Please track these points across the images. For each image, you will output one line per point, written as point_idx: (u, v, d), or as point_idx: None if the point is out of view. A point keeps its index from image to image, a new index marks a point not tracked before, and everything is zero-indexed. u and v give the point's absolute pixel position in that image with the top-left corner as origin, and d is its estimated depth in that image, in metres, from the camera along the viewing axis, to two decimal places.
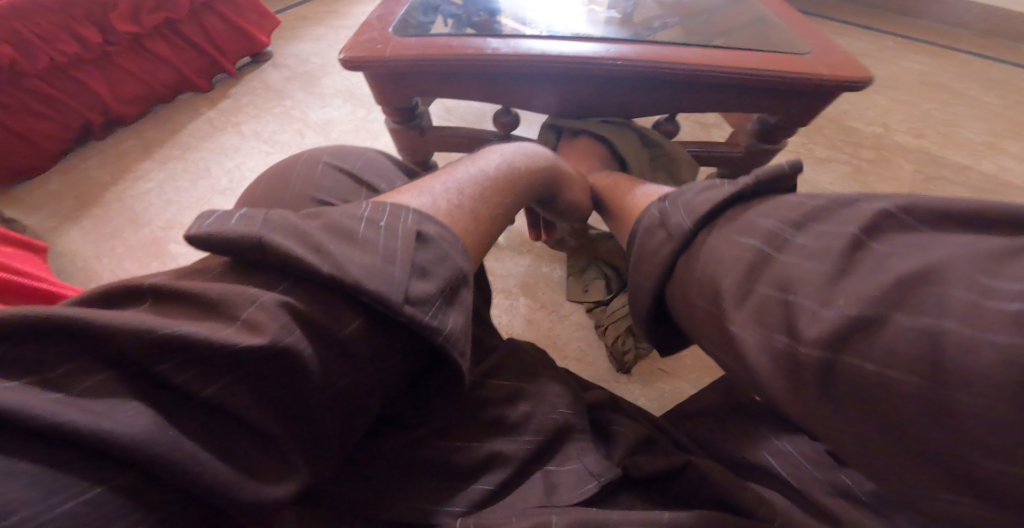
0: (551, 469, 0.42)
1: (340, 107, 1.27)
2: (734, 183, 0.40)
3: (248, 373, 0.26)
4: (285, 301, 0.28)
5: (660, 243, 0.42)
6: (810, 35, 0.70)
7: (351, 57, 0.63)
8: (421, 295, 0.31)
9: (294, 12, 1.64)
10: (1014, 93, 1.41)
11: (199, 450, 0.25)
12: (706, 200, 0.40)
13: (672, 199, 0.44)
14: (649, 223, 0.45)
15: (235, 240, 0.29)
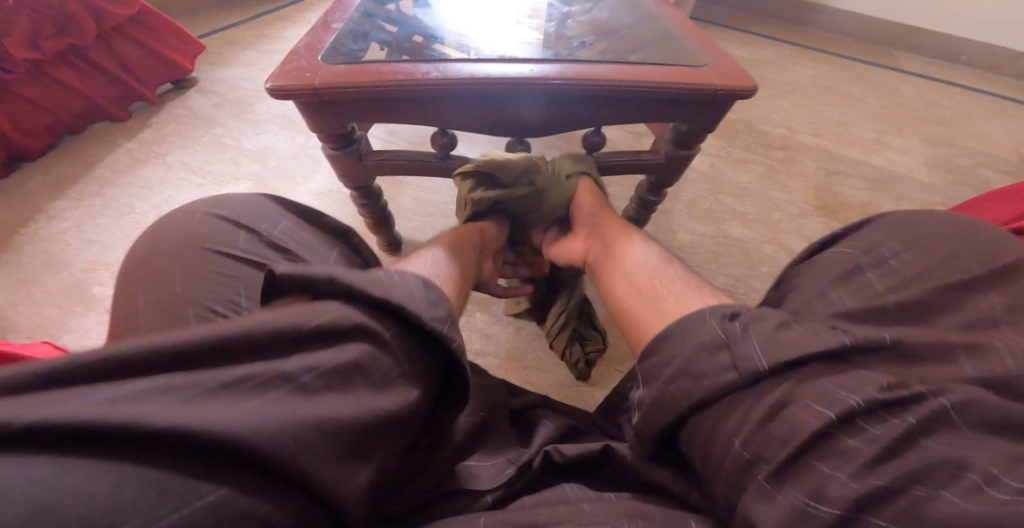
0: (469, 463, 0.45)
1: (276, 133, 1.23)
2: (829, 336, 0.37)
3: (316, 372, 0.34)
4: (341, 316, 0.37)
5: (714, 368, 0.38)
6: (707, 48, 0.74)
7: (279, 85, 0.60)
8: (436, 318, 0.40)
9: (221, 37, 1.58)
10: (894, 94, 1.60)
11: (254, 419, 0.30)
12: (793, 346, 0.36)
13: (742, 321, 0.40)
14: (701, 337, 0.40)
15: (298, 279, 0.38)
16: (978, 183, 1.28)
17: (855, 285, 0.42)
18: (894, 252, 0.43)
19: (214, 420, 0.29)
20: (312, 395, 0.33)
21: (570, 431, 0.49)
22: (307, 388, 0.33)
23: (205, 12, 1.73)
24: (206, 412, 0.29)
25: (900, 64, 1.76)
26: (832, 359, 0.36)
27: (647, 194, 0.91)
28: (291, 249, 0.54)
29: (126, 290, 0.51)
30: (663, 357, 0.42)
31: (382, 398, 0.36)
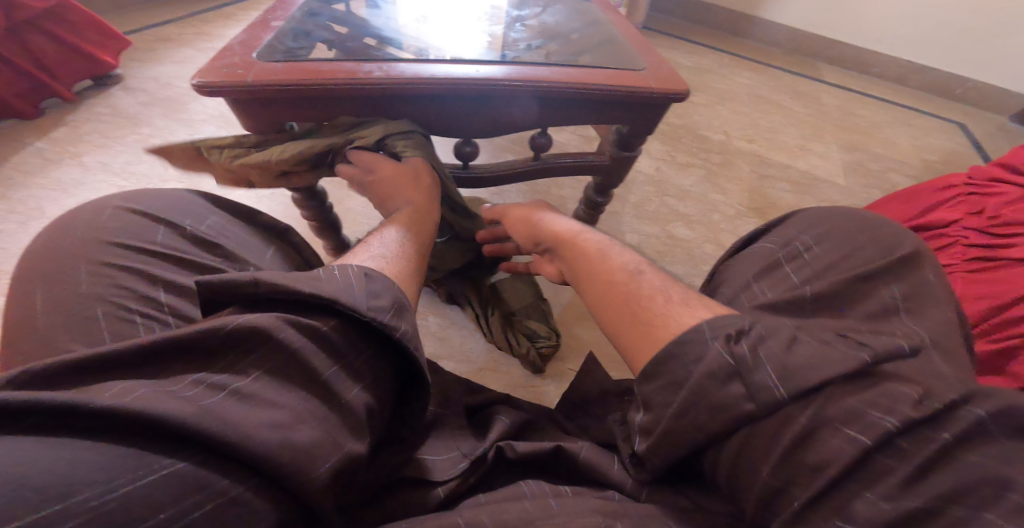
0: (421, 455, 0.44)
1: (212, 135, 1.16)
2: (846, 354, 0.34)
3: (276, 363, 0.33)
4: (287, 317, 0.35)
5: (729, 399, 0.35)
6: (645, 53, 0.77)
7: (207, 81, 0.56)
8: (378, 307, 0.38)
9: (153, 32, 1.48)
10: (817, 103, 1.73)
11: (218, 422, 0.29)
12: (811, 368, 0.33)
13: (750, 341, 0.36)
14: (708, 365, 0.36)
15: (231, 285, 0.36)
16: (889, 186, 1.40)
17: (775, 278, 0.48)
18: (806, 246, 0.49)
19: (188, 411, 0.29)
20: (280, 386, 0.33)
21: (526, 426, 0.49)
22: (271, 381, 0.33)
23: (133, 5, 1.62)
24: (180, 405, 0.29)
25: (822, 75, 1.90)
26: (848, 379, 0.33)
27: (594, 196, 0.93)
28: (222, 246, 0.51)
29: (24, 287, 0.46)
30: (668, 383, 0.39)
31: (346, 387, 0.35)
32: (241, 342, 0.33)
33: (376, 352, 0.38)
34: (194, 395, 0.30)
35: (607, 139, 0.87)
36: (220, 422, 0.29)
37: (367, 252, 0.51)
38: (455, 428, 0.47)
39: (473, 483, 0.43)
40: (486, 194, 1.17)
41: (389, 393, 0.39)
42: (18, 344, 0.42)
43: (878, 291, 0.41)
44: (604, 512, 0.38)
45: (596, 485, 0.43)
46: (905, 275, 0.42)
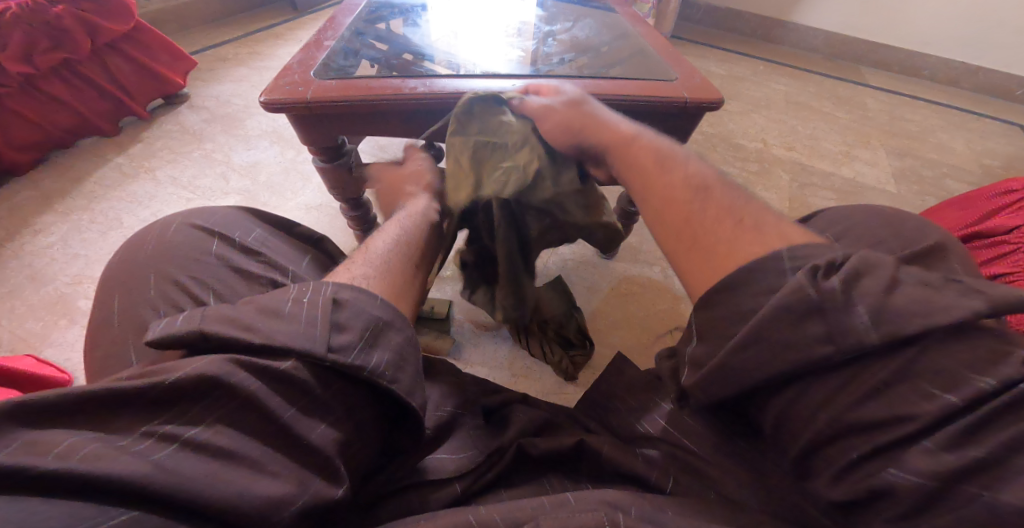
0: (437, 454, 0.46)
1: (266, 149, 1.24)
2: (951, 297, 0.28)
3: (236, 411, 0.30)
4: (236, 359, 0.31)
5: (808, 340, 0.29)
6: (677, 64, 0.78)
7: (272, 99, 0.62)
8: (341, 345, 0.35)
9: (214, 55, 1.60)
10: (861, 108, 1.68)
11: (188, 473, 0.27)
12: (914, 313, 0.28)
13: (842, 275, 0.30)
14: (783, 292, 0.31)
15: (183, 334, 0.33)
16: (940, 193, 1.35)
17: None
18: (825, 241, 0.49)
19: (138, 470, 0.26)
20: (243, 434, 0.30)
21: (546, 424, 0.49)
22: (236, 430, 0.30)
23: (195, 30, 1.75)
24: (128, 465, 0.26)
25: (866, 79, 1.85)
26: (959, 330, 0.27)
27: (628, 205, 0.94)
28: (265, 254, 0.53)
29: (104, 298, 0.49)
30: (732, 313, 0.33)
31: (310, 427, 0.33)
32: (193, 391, 0.30)
33: (351, 386, 0.35)
34: (146, 451, 0.27)
35: None
36: (176, 479, 0.27)
37: (367, 254, 0.49)
38: (470, 430, 0.50)
39: (490, 477, 0.44)
40: None
41: (365, 425, 0.36)
42: (95, 347, 0.46)
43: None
44: (612, 502, 0.38)
45: (617, 478, 0.44)
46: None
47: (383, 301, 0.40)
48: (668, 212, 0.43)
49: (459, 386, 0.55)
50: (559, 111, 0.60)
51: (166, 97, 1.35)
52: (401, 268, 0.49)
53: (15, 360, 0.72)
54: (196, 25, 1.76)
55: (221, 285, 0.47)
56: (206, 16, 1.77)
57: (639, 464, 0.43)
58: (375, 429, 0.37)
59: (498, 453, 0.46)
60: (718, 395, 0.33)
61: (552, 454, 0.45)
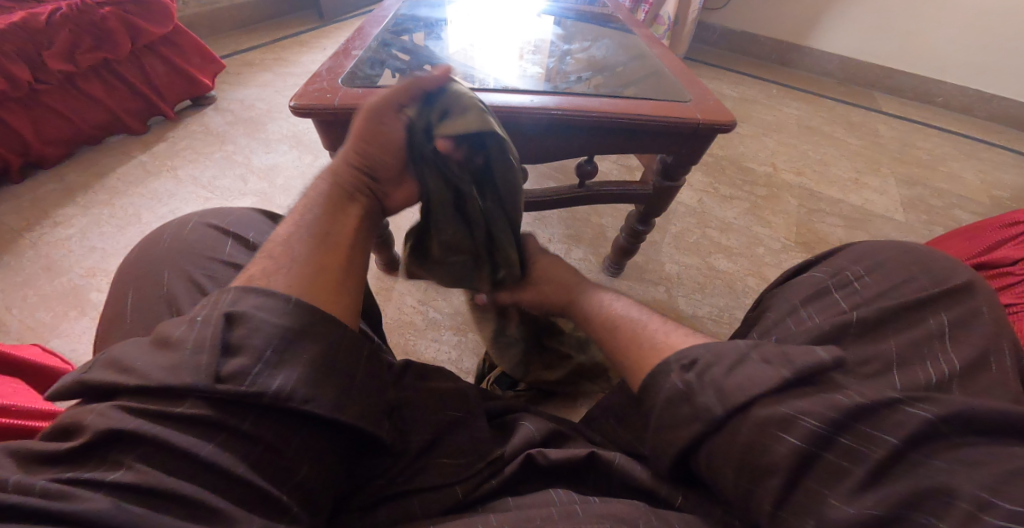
0: (439, 459, 0.46)
1: (285, 153, 1.26)
2: (820, 361, 0.35)
3: (151, 450, 0.31)
4: (132, 406, 0.32)
5: (682, 418, 0.37)
6: (692, 85, 0.80)
7: (301, 104, 0.63)
8: (235, 370, 0.34)
9: (240, 58, 1.63)
10: (873, 135, 1.69)
11: (128, 518, 0.29)
12: (788, 379, 0.34)
13: (736, 353, 0.37)
14: (667, 392, 0.39)
15: (84, 387, 0.35)
16: (951, 223, 1.35)
17: (823, 303, 0.48)
18: (856, 275, 0.49)
19: (68, 512, 0.28)
20: (162, 471, 0.31)
21: (553, 435, 0.49)
22: (154, 471, 0.31)
23: (223, 35, 1.79)
24: (58, 510, 0.28)
25: (878, 106, 1.86)
26: (826, 386, 0.34)
27: (636, 224, 0.95)
28: None
29: (117, 293, 0.49)
30: (655, 407, 0.40)
31: (232, 460, 0.33)
32: (105, 439, 0.31)
33: (269, 412, 0.35)
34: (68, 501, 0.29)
35: (651, 168, 0.89)
36: (107, 521, 0.28)
37: (279, 246, 0.44)
38: (475, 431, 0.49)
39: (496, 484, 0.44)
40: (530, 219, 1.22)
41: (304, 446, 0.36)
42: (111, 335, 0.47)
43: (924, 321, 0.42)
44: (620, 517, 0.38)
45: (627, 492, 0.44)
46: (955, 303, 0.42)
47: (296, 304, 0.39)
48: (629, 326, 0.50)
49: (462, 386, 0.53)
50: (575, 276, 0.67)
51: (194, 99, 1.38)
52: (322, 252, 0.45)
53: (22, 348, 0.73)
54: (225, 29, 1.81)
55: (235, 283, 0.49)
56: (235, 19, 1.82)
57: (649, 479, 0.44)
58: (319, 449, 0.37)
59: (502, 461, 0.46)
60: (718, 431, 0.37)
61: (563, 465, 0.45)
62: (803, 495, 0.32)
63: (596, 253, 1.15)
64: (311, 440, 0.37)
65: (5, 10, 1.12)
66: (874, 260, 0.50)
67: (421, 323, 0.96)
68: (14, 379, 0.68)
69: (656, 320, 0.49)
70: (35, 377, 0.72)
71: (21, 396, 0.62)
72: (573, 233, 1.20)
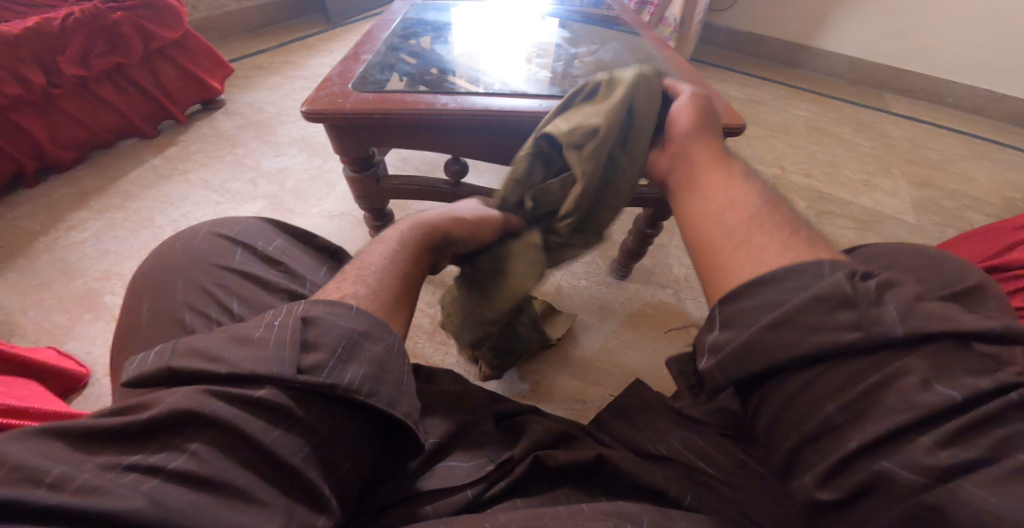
0: (448, 463, 0.46)
1: (294, 156, 1.27)
2: (967, 318, 0.30)
3: (217, 436, 0.32)
4: (209, 389, 0.33)
5: (834, 324, 0.31)
6: (700, 88, 0.79)
7: (312, 109, 0.64)
8: (314, 364, 0.36)
9: (249, 63, 1.65)
10: (883, 137, 1.68)
11: (182, 507, 0.29)
12: (935, 319, 0.30)
13: (875, 282, 0.32)
14: (818, 287, 0.32)
15: (154, 374, 0.35)
16: (963, 225, 1.33)
17: None
18: None
19: (126, 501, 0.28)
20: (228, 458, 0.31)
21: (560, 436, 0.49)
22: (217, 458, 0.31)
23: (232, 40, 1.81)
24: (118, 497, 0.28)
25: (888, 107, 1.85)
26: (961, 348, 0.30)
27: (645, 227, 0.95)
28: (284, 263, 0.54)
29: (132, 303, 0.50)
30: (763, 303, 0.34)
31: (290, 451, 0.33)
32: (175, 421, 0.31)
33: (333, 405, 0.36)
34: (128, 481, 0.29)
35: None
36: (165, 509, 0.28)
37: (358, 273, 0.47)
38: (482, 436, 0.49)
39: (508, 484, 0.44)
40: None
41: (354, 449, 0.37)
42: (126, 344, 0.47)
43: None
44: (624, 516, 0.38)
45: (634, 492, 0.44)
46: (969, 302, 0.41)
47: (359, 311, 0.41)
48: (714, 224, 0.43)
49: (471, 392, 0.54)
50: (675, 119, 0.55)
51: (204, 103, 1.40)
52: (393, 283, 0.48)
53: (38, 351, 0.74)
54: (235, 34, 1.83)
55: (244, 292, 0.49)
56: (244, 24, 1.84)
57: (656, 479, 0.44)
58: (364, 448, 0.38)
59: (510, 463, 0.45)
60: None
61: (568, 468, 0.45)
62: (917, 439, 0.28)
63: (605, 255, 1.15)
64: (361, 444, 0.38)
65: (20, 16, 1.14)
66: (882, 263, 0.49)
67: (429, 325, 0.96)
68: (33, 381, 0.69)
69: (784, 220, 0.41)
70: (51, 379, 0.73)
71: (39, 397, 0.63)
72: None
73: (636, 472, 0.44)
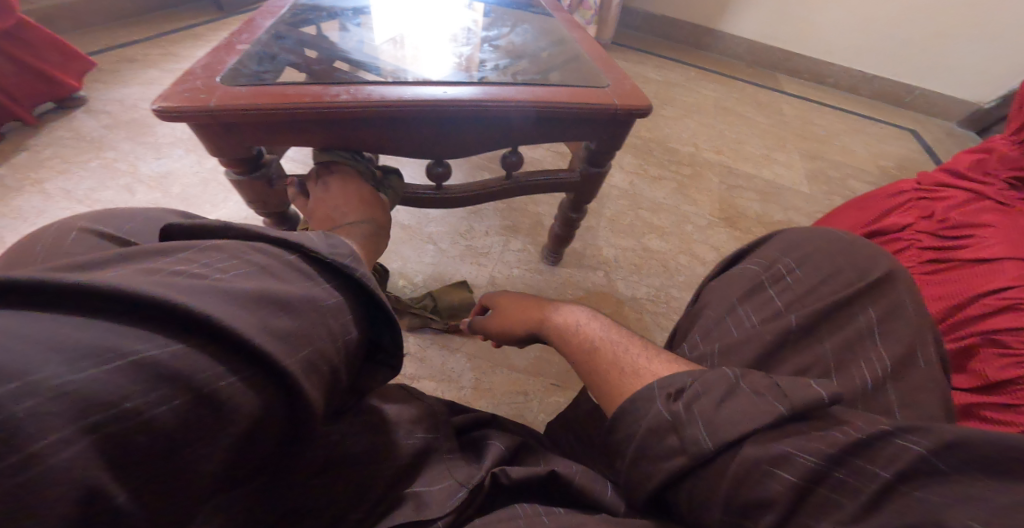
0: (416, 487, 0.42)
1: (180, 158, 1.14)
2: (766, 405, 0.35)
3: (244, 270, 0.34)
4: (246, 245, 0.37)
5: (665, 452, 0.37)
6: (611, 69, 0.79)
7: (167, 107, 0.56)
8: (342, 254, 0.40)
9: (116, 54, 1.46)
10: (778, 113, 1.79)
11: (211, 307, 0.30)
12: (736, 422, 0.35)
13: (685, 399, 0.37)
14: (649, 421, 0.38)
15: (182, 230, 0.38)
16: (849, 192, 1.46)
17: (759, 300, 0.49)
18: (788, 268, 0.50)
19: (159, 290, 0.29)
20: (249, 284, 0.33)
21: (519, 450, 0.47)
22: (247, 281, 0.34)
23: (94, 27, 1.59)
24: (151, 288, 0.29)
25: (780, 86, 1.98)
26: (775, 427, 0.35)
27: (569, 212, 0.94)
28: None
29: None
30: (623, 435, 0.40)
31: (307, 300, 0.36)
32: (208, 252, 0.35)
33: (342, 288, 0.40)
34: (161, 280, 0.30)
35: (578, 155, 0.88)
36: (195, 302, 0.29)
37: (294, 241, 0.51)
38: (448, 454, 0.45)
39: (474, 510, 0.41)
40: (464, 212, 1.18)
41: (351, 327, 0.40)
42: None
43: (855, 319, 0.44)
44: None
45: (587, 509, 0.43)
46: (875, 297, 0.44)
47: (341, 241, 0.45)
48: (574, 355, 0.51)
49: (429, 406, 0.50)
50: (537, 305, 0.62)
51: (57, 101, 1.22)
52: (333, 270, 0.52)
53: None
54: (97, 21, 1.60)
55: None
56: (108, 10, 1.62)
57: (609, 497, 0.43)
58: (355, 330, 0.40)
59: (480, 484, 0.43)
60: (667, 472, 0.37)
61: (526, 482, 0.43)
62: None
63: (535, 242, 1.14)
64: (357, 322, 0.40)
65: None
66: (802, 251, 0.51)
67: None
68: None
69: (624, 340, 0.48)
70: None
71: None
72: (510, 223, 1.18)
73: (590, 484, 0.43)
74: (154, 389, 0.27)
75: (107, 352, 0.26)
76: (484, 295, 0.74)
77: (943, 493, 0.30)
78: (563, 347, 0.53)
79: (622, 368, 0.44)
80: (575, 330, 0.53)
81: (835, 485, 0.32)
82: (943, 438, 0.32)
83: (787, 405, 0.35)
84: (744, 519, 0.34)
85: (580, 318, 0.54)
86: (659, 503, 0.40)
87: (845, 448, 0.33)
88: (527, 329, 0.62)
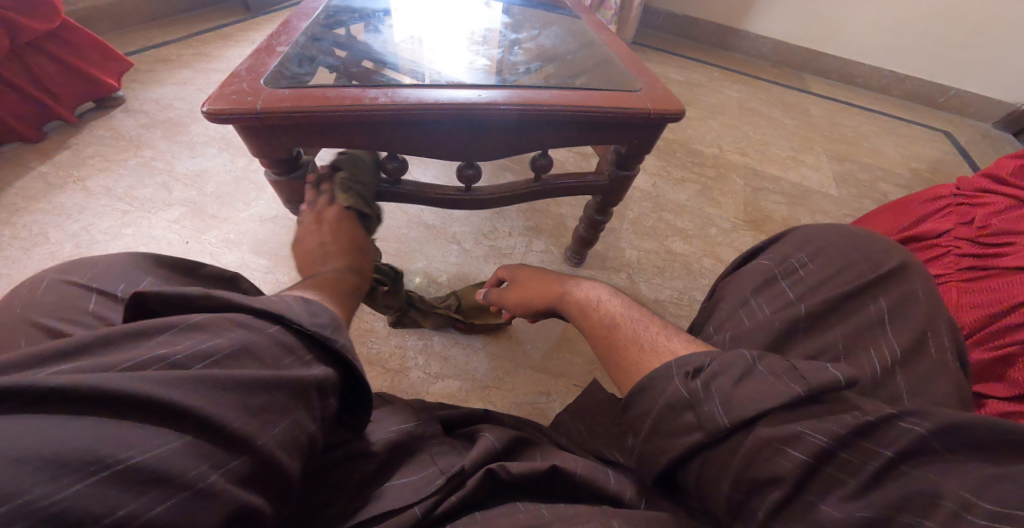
0: (401, 479, 0.43)
1: (213, 157, 1.18)
2: (784, 386, 0.34)
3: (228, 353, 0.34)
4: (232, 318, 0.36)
5: (681, 427, 0.37)
6: (641, 73, 0.79)
7: (216, 109, 0.57)
8: (326, 323, 0.41)
9: (153, 55, 1.51)
10: (806, 115, 1.76)
11: (194, 404, 0.31)
12: (753, 401, 0.35)
13: (703, 377, 0.38)
14: (665, 397, 0.39)
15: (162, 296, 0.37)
16: (880, 195, 1.42)
17: (771, 291, 0.48)
18: (801, 262, 0.50)
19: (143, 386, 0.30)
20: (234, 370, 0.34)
21: (515, 443, 0.47)
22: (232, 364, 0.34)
23: (132, 30, 1.64)
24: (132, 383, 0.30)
25: (808, 86, 1.94)
26: (793, 408, 0.34)
27: (595, 215, 0.94)
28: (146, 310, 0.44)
29: None
30: (642, 411, 0.40)
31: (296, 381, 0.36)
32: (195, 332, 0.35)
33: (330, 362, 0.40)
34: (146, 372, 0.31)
35: (605, 158, 0.87)
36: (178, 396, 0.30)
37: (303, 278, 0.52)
38: (437, 447, 0.47)
39: (462, 497, 0.42)
40: (487, 213, 1.19)
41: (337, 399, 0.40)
42: None
43: (866, 307, 0.43)
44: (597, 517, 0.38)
45: (592, 499, 0.44)
46: (892, 287, 0.44)
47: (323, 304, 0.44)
48: (593, 334, 0.51)
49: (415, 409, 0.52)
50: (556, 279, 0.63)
51: (97, 101, 1.26)
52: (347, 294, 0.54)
53: None
54: (135, 24, 1.65)
55: None
56: (146, 14, 1.67)
57: (612, 486, 0.44)
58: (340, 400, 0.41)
59: (462, 475, 0.43)
60: (682, 447, 0.37)
61: (526, 478, 0.43)
62: (801, 506, 0.33)
63: (557, 243, 1.14)
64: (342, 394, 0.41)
65: None
66: (820, 245, 0.50)
67: (385, 328, 0.91)
68: None
69: (643, 322, 0.49)
70: None
71: None
72: (532, 223, 1.18)
73: (593, 477, 0.44)
74: (143, 491, 0.28)
75: (82, 456, 0.27)
76: (505, 266, 0.74)
77: (961, 479, 0.30)
78: (584, 325, 0.53)
79: (640, 351, 0.45)
80: (598, 310, 0.53)
81: (850, 470, 0.32)
82: (964, 426, 0.31)
83: (804, 385, 0.34)
84: (751, 495, 0.34)
85: (604, 298, 0.55)
86: (669, 479, 0.40)
87: (863, 435, 0.33)
88: (544, 302, 0.62)
